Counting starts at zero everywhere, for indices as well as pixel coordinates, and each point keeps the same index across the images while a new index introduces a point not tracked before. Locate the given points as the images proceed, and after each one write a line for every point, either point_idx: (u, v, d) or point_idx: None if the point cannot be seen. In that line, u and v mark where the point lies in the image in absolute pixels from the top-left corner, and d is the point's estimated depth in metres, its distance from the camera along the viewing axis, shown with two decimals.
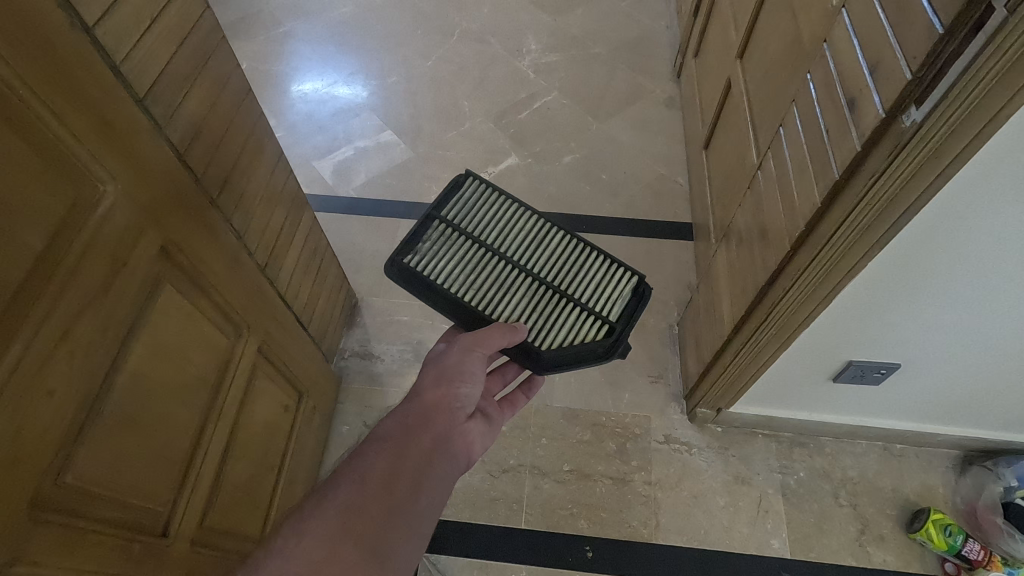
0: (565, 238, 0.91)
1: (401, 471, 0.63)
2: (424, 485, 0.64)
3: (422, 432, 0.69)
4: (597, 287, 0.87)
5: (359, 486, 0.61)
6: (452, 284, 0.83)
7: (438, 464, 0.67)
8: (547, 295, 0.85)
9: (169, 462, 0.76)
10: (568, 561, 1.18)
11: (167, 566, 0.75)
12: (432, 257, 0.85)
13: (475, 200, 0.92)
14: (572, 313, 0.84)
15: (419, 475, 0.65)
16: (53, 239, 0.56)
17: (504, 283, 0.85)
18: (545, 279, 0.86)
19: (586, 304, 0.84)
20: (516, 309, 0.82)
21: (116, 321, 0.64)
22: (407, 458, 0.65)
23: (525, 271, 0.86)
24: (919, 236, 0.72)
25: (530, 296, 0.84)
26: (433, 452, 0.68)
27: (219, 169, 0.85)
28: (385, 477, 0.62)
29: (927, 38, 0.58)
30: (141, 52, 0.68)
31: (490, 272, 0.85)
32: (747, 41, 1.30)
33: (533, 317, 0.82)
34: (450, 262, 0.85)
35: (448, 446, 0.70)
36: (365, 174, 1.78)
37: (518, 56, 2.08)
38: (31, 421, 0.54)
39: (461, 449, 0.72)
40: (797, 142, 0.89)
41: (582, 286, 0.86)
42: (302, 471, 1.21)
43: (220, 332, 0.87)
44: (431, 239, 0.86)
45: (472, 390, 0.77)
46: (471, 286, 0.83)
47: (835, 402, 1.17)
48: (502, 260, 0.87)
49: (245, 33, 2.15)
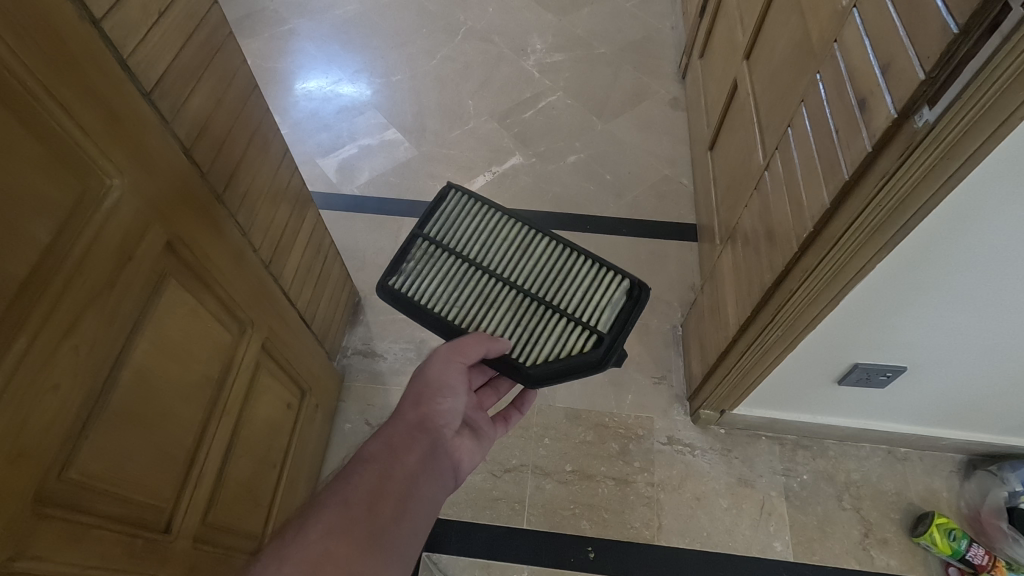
0: (552, 245, 0.89)
1: (388, 491, 0.65)
2: (410, 505, 0.65)
3: (407, 452, 0.71)
4: (584, 295, 0.84)
5: (344, 507, 0.62)
6: (436, 304, 0.84)
7: (423, 483, 0.68)
8: (530, 307, 0.83)
9: (172, 459, 0.76)
10: (569, 562, 1.18)
11: (169, 562, 0.74)
12: (416, 278, 0.86)
13: (457, 214, 0.91)
14: (559, 325, 0.82)
15: (406, 494, 0.66)
16: (59, 232, 0.56)
17: (487, 299, 0.84)
18: (529, 291, 0.84)
19: (573, 315, 0.82)
20: (499, 325, 0.82)
21: (121, 316, 0.64)
22: (392, 478, 0.66)
23: (509, 283, 0.84)
24: (929, 238, 0.71)
25: (515, 313, 0.83)
26: (419, 471, 0.69)
27: (225, 165, 0.85)
28: (371, 496, 0.63)
29: (940, 38, 0.58)
30: (148, 46, 0.67)
31: (474, 288, 0.85)
32: (754, 42, 1.29)
33: (518, 332, 0.82)
34: (434, 281, 0.85)
35: (435, 464, 0.72)
36: (368, 172, 1.78)
37: (523, 55, 2.08)
38: (36, 415, 0.53)
39: (447, 468, 0.74)
40: (806, 142, 0.89)
41: (569, 296, 0.84)
42: (304, 469, 1.21)
43: (224, 328, 0.87)
44: (416, 258, 0.87)
45: (455, 404, 0.79)
46: (455, 304, 0.84)
47: (841, 405, 1.16)
48: (485, 274, 0.85)
49: (250, 30, 2.15)
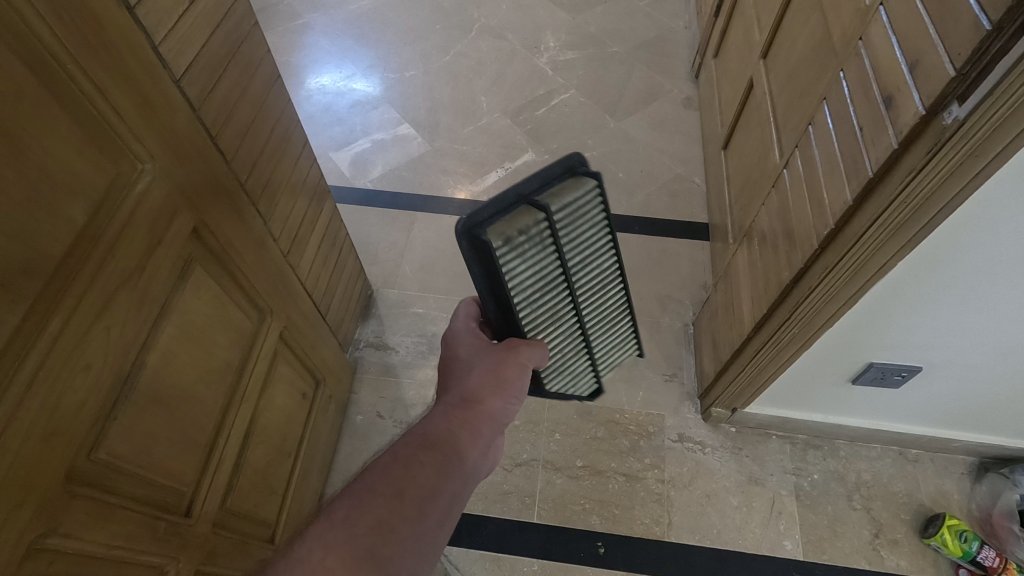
0: (619, 290, 0.77)
1: (443, 489, 0.56)
2: (451, 510, 0.57)
3: (467, 448, 0.62)
4: (614, 344, 0.83)
5: (397, 501, 0.53)
6: (516, 293, 0.65)
7: (467, 489, 0.61)
8: (578, 350, 0.79)
9: (194, 442, 0.77)
10: (579, 556, 1.18)
11: (190, 545, 0.75)
12: (517, 253, 0.62)
13: (584, 212, 0.66)
14: (583, 362, 0.81)
15: (454, 498, 0.58)
16: (94, 215, 0.56)
17: (556, 315, 0.71)
18: (586, 331, 0.77)
19: (595, 357, 0.82)
20: (555, 344, 0.75)
21: (149, 299, 0.65)
22: (448, 477, 0.58)
23: (578, 318, 0.75)
24: (951, 237, 0.71)
25: (563, 336, 0.75)
26: (468, 474, 0.61)
27: (248, 154, 0.86)
28: (424, 493, 0.55)
29: (972, 35, 0.58)
30: (178, 33, 0.68)
31: (551, 297, 0.70)
32: (771, 42, 1.29)
33: (559, 356, 0.77)
34: (526, 270, 0.64)
35: (478, 469, 0.64)
36: (381, 166, 1.78)
37: (536, 52, 2.08)
38: (69, 393, 0.54)
39: (482, 474, 0.66)
40: (827, 140, 0.89)
41: (605, 343, 0.82)
42: (317, 458, 1.22)
43: (245, 316, 0.88)
44: (528, 233, 0.62)
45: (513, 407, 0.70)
46: (529, 303, 0.67)
47: (854, 405, 1.16)
48: (568, 291, 0.71)
49: (265, 24, 2.16)
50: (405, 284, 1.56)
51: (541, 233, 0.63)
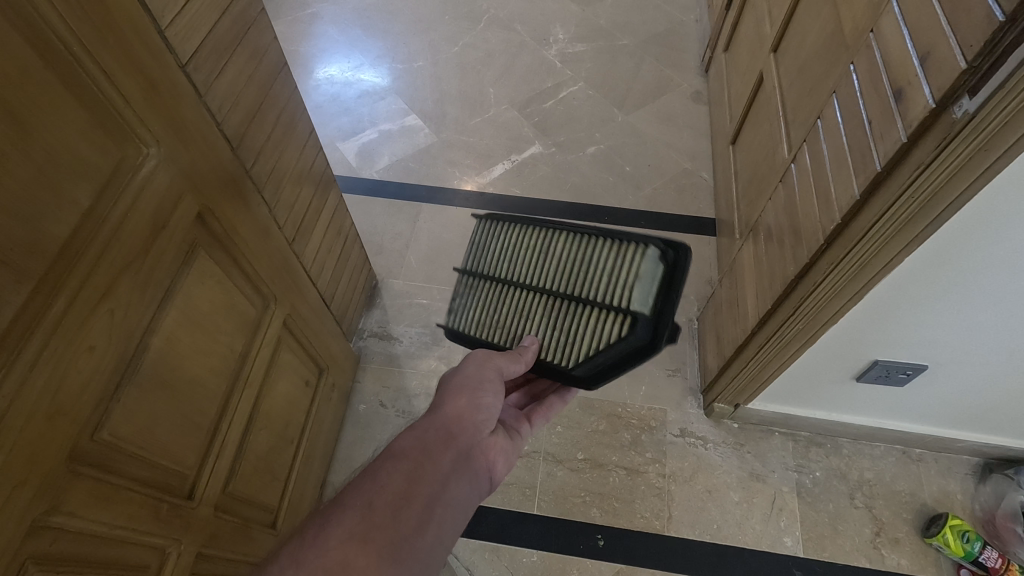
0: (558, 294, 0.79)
1: (416, 495, 0.58)
2: (437, 511, 0.58)
3: (446, 449, 0.65)
4: (609, 275, 0.74)
5: (378, 489, 0.57)
6: (484, 330, 0.86)
7: (455, 486, 0.62)
8: (566, 299, 0.78)
9: (197, 426, 0.77)
10: (578, 548, 1.19)
11: (192, 527, 0.76)
12: (465, 311, 0.89)
13: (486, 238, 0.89)
14: (591, 316, 0.75)
15: (434, 501, 0.59)
16: (99, 197, 0.57)
17: (523, 309, 0.82)
18: (555, 290, 0.78)
19: (595, 301, 0.74)
20: (560, 308, 0.78)
21: (153, 283, 0.65)
22: (433, 471, 0.61)
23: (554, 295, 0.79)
24: (961, 234, 0.70)
25: (567, 319, 0.78)
26: (454, 471, 0.63)
27: (253, 142, 0.86)
28: (433, 547, 0.56)
29: (985, 26, 0.57)
30: (184, 18, 0.68)
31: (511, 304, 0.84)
32: (782, 35, 1.28)
33: (559, 336, 0.79)
34: (479, 311, 0.87)
35: (468, 468, 0.65)
36: (388, 156, 1.78)
37: (545, 45, 2.07)
38: (73, 373, 0.55)
39: (480, 471, 0.67)
40: (836, 133, 0.88)
41: (591, 281, 0.75)
42: (320, 445, 1.22)
43: (249, 302, 0.88)
44: (461, 295, 0.90)
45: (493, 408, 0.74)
46: (499, 326, 0.84)
47: (858, 403, 1.16)
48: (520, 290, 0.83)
49: (273, 13, 2.16)
50: (410, 274, 1.56)
51: (457, 312, 0.90)
